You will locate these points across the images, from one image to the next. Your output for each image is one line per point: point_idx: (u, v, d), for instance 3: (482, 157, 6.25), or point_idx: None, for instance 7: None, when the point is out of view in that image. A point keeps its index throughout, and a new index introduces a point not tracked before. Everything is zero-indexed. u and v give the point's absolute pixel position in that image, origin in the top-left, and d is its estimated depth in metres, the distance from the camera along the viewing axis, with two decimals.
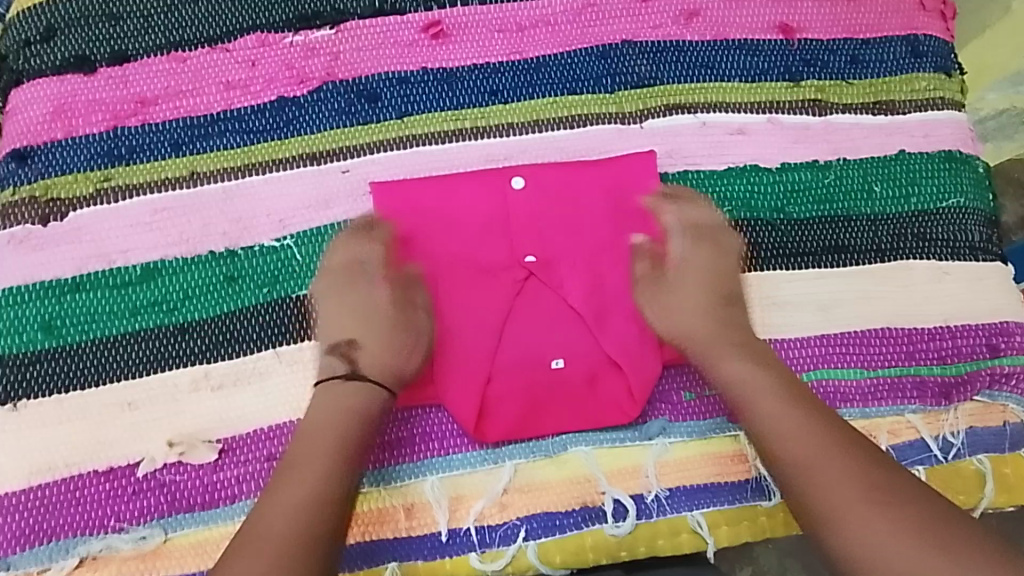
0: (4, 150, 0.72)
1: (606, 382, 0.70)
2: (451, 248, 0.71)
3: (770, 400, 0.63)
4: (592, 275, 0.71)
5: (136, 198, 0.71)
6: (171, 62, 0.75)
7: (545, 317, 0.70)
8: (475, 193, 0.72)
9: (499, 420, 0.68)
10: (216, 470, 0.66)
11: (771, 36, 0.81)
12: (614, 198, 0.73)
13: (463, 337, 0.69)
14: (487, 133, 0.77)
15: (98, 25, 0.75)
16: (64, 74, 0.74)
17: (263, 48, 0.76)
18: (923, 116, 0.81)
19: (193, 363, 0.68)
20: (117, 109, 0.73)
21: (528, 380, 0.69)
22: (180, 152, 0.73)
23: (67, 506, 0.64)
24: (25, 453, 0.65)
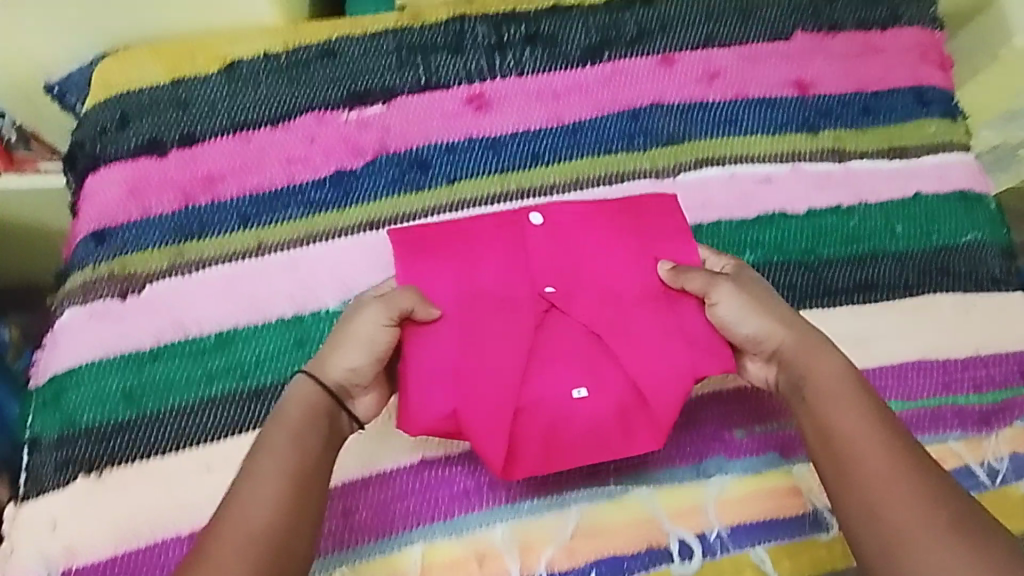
0: (84, 231, 0.77)
1: (632, 414, 0.70)
2: (472, 283, 0.72)
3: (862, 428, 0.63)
4: (614, 309, 0.72)
5: (209, 269, 0.76)
6: (236, 141, 0.81)
7: (567, 350, 0.71)
8: (496, 232, 0.74)
9: (525, 456, 0.68)
10: None
11: (788, 92, 0.87)
12: (632, 233, 0.75)
13: (488, 371, 0.69)
14: (532, 194, 0.82)
15: (167, 111, 0.81)
16: (138, 158, 0.79)
17: (321, 124, 0.82)
18: (936, 159, 0.86)
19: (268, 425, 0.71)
20: (188, 188, 0.79)
21: (554, 415, 0.69)
22: (249, 224, 0.78)
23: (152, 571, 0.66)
24: (112, 519, 0.67)
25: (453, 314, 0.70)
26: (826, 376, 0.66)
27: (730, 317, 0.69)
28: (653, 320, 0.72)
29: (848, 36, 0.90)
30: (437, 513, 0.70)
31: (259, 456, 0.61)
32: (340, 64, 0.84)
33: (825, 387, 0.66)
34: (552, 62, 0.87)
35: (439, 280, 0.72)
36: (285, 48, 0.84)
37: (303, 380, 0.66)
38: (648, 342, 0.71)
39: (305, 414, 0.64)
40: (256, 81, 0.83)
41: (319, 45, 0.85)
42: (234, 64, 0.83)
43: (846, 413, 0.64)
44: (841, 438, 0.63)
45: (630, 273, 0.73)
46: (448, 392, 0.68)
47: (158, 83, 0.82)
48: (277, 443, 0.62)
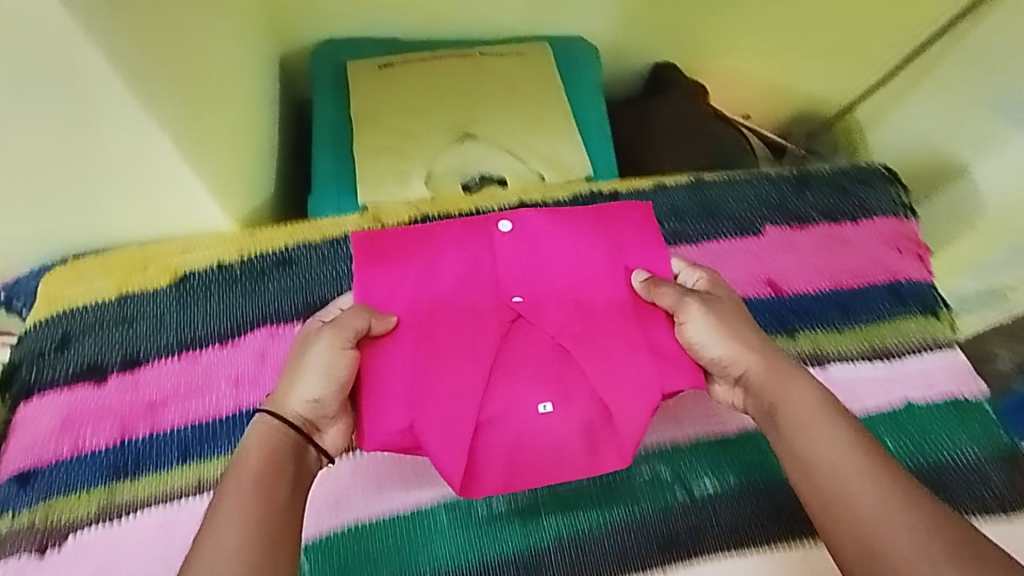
0: (9, 471, 0.72)
1: (598, 431, 0.69)
2: (435, 294, 0.70)
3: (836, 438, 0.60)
4: (583, 322, 0.70)
5: (140, 514, 0.69)
6: (184, 362, 0.76)
7: (532, 363, 0.70)
8: (461, 244, 0.72)
9: (488, 475, 0.68)
10: None
11: (760, 291, 0.84)
12: (604, 242, 0.73)
13: (451, 386, 0.68)
14: None
15: (111, 330, 0.77)
16: (75, 385, 0.75)
17: (273, 340, 0.78)
18: (925, 356, 0.82)
19: None
20: (128, 417, 0.73)
21: (516, 431, 0.69)
22: (189, 458, 0.72)
23: None
24: None
25: (414, 322, 0.69)
26: (802, 403, 0.62)
27: (698, 338, 0.67)
28: (622, 333, 0.70)
29: (817, 229, 0.88)
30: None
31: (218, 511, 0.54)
32: (296, 273, 0.82)
33: (800, 412, 0.62)
34: None
35: (401, 292, 0.70)
36: (240, 256, 0.82)
37: (262, 425, 0.60)
38: (617, 350, 0.70)
39: (267, 456, 0.58)
40: (207, 293, 0.80)
41: (275, 252, 0.83)
42: (186, 277, 0.80)
43: (829, 436, 0.60)
44: (836, 475, 0.58)
45: (598, 282, 0.72)
46: (405, 400, 0.67)
47: (104, 298, 0.79)
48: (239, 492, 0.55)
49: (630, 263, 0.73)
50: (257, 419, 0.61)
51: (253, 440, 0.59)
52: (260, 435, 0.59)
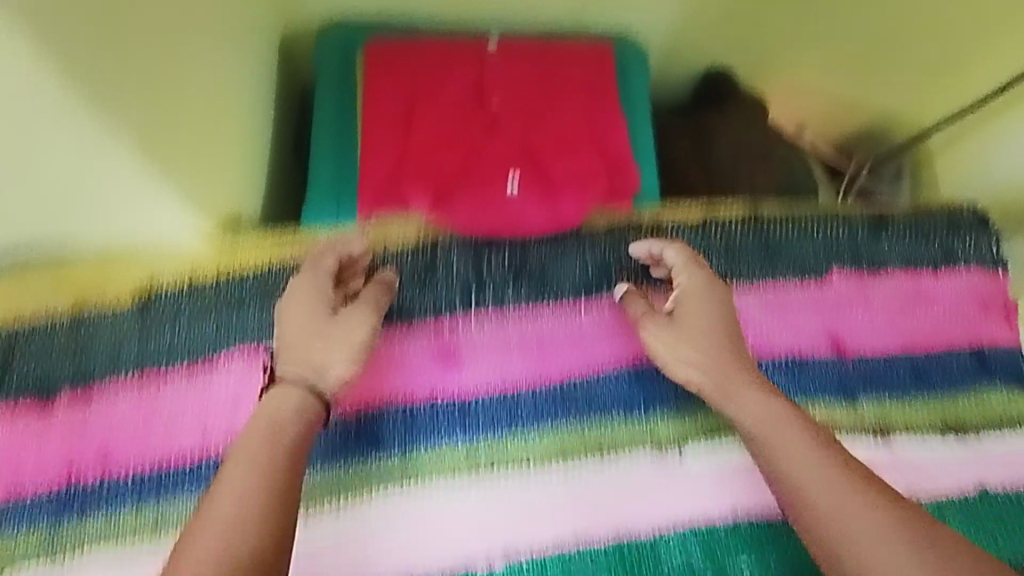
0: None
1: (560, 203, 0.77)
2: (428, 97, 0.82)
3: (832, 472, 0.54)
4: (551, 129, 0.82)
5: (86, 563, 0.61)
6: (142, 393, 0.66)
7: (501, 155, 0.80)
8: (452, 56, 0.83)
9: (455, 223, 0.76)
10: None
11: (820, 350, 0.72)
12: (590, 79, 0.86)
13: (432, 158, 0.79)
14: (507, 475, 0.66)
15: (65, 353, 0.67)
16: (20, 411, 0.65)
17: (248, 377, 0.67)
18: (967, 446, 0.70)
19: None
20: (71, 457, 0.64)
21: (484, 199, 0.77)
22: (138, 510, 0.62)
23: None
24: None
25: (402, 116, 0.81)
26: (758, 412, 0.60)
27: (666, 351, 0.66)
28: (582, 140, 0.82)
29: (892, 276, 0.76)
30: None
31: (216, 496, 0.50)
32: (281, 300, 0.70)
33: (769, 420, 0.59)
34: (539, 303, 0.72)
35: (400, 87, 0.82)
36: (217, 275, 0.71)
37: (278, 392, 0.58)
38: (578, 159, 0.80)
39: (294, 420, 0.56)
40: (176, 317, 0.69)
41: (259, 275, 0.72)
42: (153, 294, 0.70)
43: (826, 481, 0.54)
44: (828, 518, 0.52)
45: (569, 109, 0.83)
46: (392, 177, 0.79)
47: (58, 312, 0.68)
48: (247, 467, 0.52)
49: (600, 99, 0.85)
50: (281, 391, 0.58)
51: (268, 410, 0.56)
52: (281, 407, 0.57)
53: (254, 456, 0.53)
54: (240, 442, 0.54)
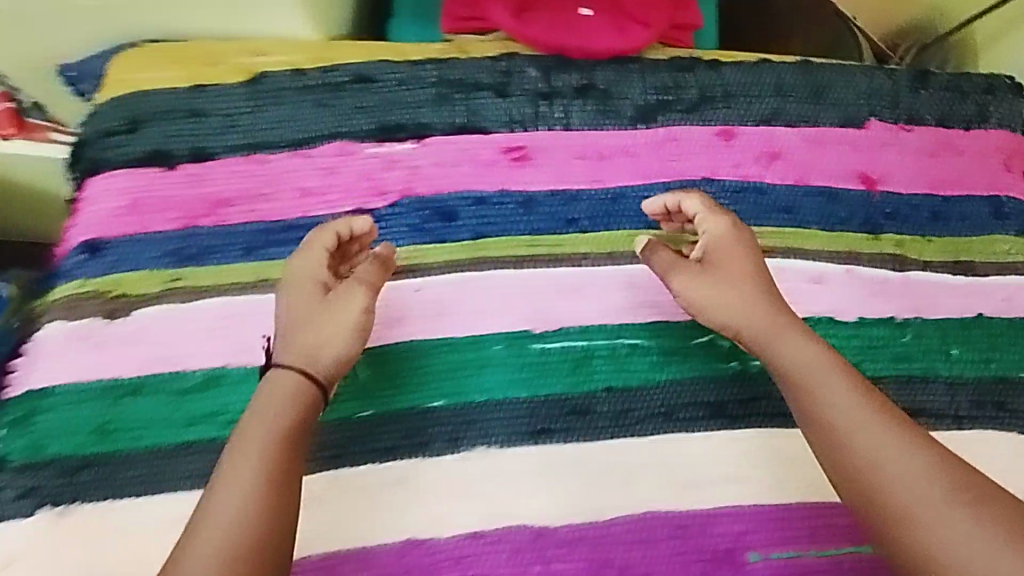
0: (78, 240, 0.72)
1: (627, 25, 0.83)
2: None
3: (842, 389, 0.62)
4: None
5: (207, 297, 0.70)
6: (249, 161, 0.75)
7: None
8: None
9: (531, 33, 0.81)
10: None
11: (853, 185, 0.80)
12: None
13: None
14: (562, 262, 0.75)
15: (181, 122, 0.76)
16: (144, 167, 0.74)
17: (344, 156, 0.76)
18: (963, 280, 0.78)
19: None
20: (188, 208, 0.72)
21: (558, 15, 0.82)
22: (250, 258, 0.72)
23: None
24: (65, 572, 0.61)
25: None
26: (799, 354, 0.65)
27: (699, 296, 0.69)
28: None
29: (926, 130, 0.82)
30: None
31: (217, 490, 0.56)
32: (374, 92, 0.78)
33: (805, 362, 0.64)
34: (603, 118, 0.80)
35: None
36: (316, 66, 0.79)
37: (278, 375, 0.62)
38: None
39: (298, 386, 0.61)
40: (279, 99, 0.77)
41: (353, 69, 0.79)
42: (260, 77, 0.78)
43: (872, 421, 0.60)
44: (866, 463, 0.58)
45: None
46: None
47: (177, 87, 0.77)
48: (240, 468, 0.56)
49: None
50: (278, 378, 0.62)
51: (264, 399, 0.60)
52: (275, 391, 0.61)
53: (264, 416, 0.59)
54: (239, 433, 0.59)
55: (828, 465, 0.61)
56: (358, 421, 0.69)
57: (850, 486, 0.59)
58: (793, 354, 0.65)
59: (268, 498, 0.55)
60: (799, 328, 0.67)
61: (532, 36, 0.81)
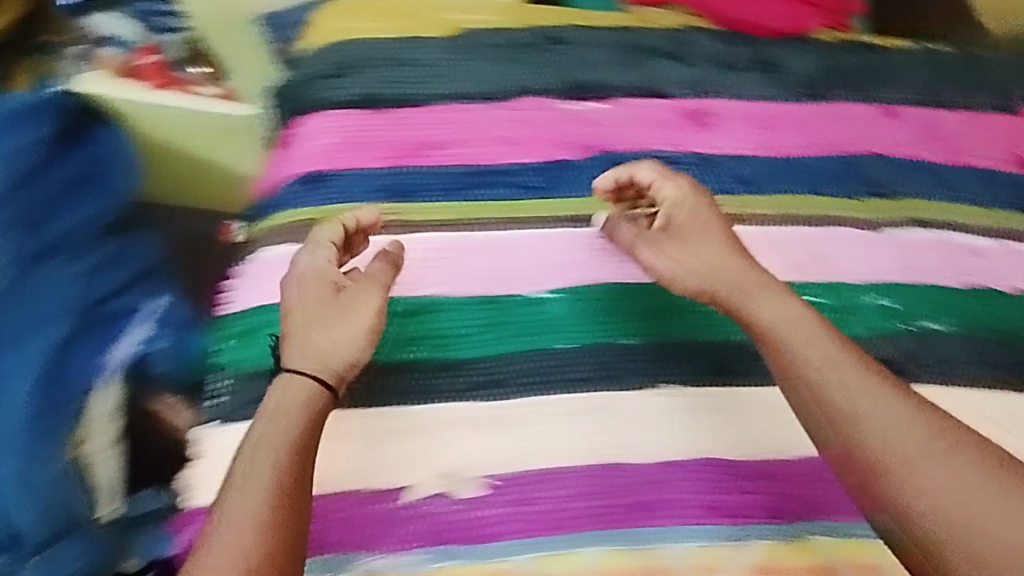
0: (295, 172, 0.77)
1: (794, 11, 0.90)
2: None
3: (821, 346, 0.58)
4: None
5: (418, 231, 0.74)
6: (451, 108, 0.79)
7: None
8: None
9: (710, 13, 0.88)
10: (479, 507, 0.63)
11: (1007, 167, 0.83)
12: None
13: None
14: (747, 220, 0.75)
15: (387, 69, 0.81)
16: (354, 108, 0.79)
17: (537, 110, 0.79)
18: None
19: (467, 399, 0.68)
20: (395, 149, 0.77)
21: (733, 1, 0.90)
22: (452, 198, 0.75)
23: (335, 521, 0.62)
24: None
25: None
26: (776, 309, 0.62)
27: (669, 264, 0.69)
28: None
29: None
30: (548, 524, 0.62)
31: (227, 507, 0.53)
32: (565, 52, 0.82)
33: (782, 318, 0.61)
34: (777, 88, 0.83)
35: None
36: (515, 27, 0.84)
37: (283, 385, 0.60)
38: None
39: (299, 399, 0.59)
40: (477, 54, 0.82)
41: (545, 32, 0.84)
42: (462, 37, 0.84)
43: (850, 376, 0.56)
44: (896, 455, 0.52)
45: None
46: None
47: (384, 38, 0.83)
48: (250, 479, 0.54)
49: None
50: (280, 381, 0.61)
51: (266, 414, 0.58)
52: (284, 401, 0.59)
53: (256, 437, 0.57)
54: (243, 446, 0.57)
55: (830, 445, 0.56)
56: (552, 354, 0.70)
57: (841, 453, 0.55)
58: (777, 311, 0.62)
59: (277, 510, 0.52)
60: (781, 289, 0.64)
61: (709, 17, 0.88)
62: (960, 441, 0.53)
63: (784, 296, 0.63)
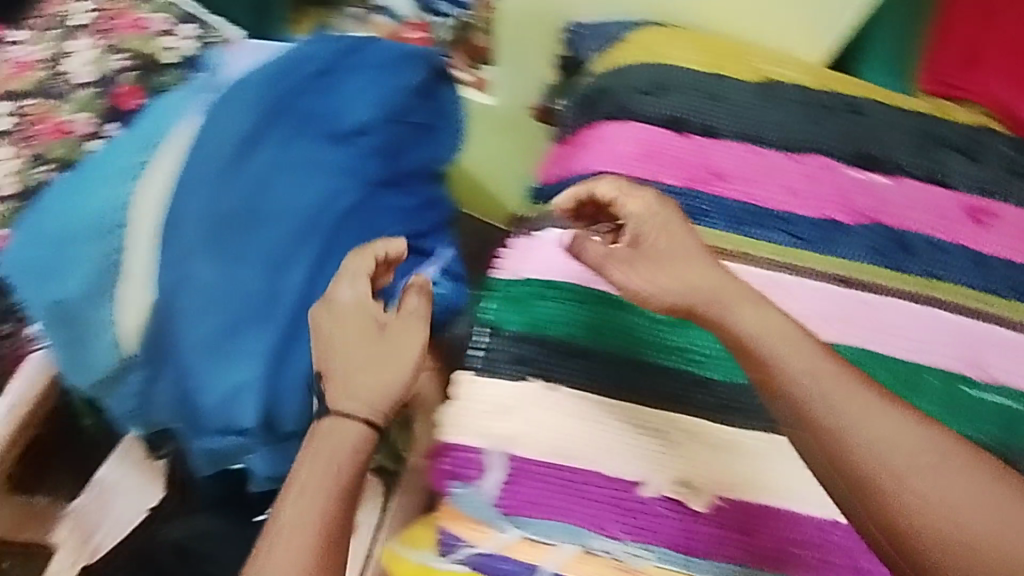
0: (595, 168, 0.84)
1: None
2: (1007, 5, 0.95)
3: (805, 355, 0.57)
4: None
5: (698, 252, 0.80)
6: (750, 149, 0.85)
7: None
8: None
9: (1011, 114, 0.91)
10: (708, 522, 0.70)
11: None
12: None
13: (998, 60, 0.94)
14: (1010, 325, 0.77)
15: (699, 99, 0.86)
16: (662, 127, 0.85)
17: (826, 170, 0.85)
18: None
19: (661, 406, 0.75)
20: (692, 172, 0.83)
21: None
22: (736, 231, 0.82)
23: (582, 496, 0.71)
24: (559, 433, 0.74)
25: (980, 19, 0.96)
26: (757, 318, 0.60)
27: (642, 283, 0.66)
28: None
29: None
30: (768, 557, 0.69)
31: (287, 507, 0.57)
32: (863, 124, 0.87)
33: (768, 331, 0.59)
34: None
35: None
36: (822, 88, 0.88)
37: (334, 423, 0.61)
38: None
39: (335, 442, 0.60)
40: (783, 105, 0.87)
41: (848, 99, 0.88)
42: (772, 84, 0.88)
43: (832, 387, 0.55)
44: (866, 442, 0.52)
45: None
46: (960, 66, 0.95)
47: (701, 69, 0.88)
48: (308, 493, 0.57)
49: None
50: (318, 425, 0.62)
51: (318, 444, 0.60)
52: (336, 444, 0.60)
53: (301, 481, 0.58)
54: (298, 468, 0.59)
55: (867, 520, 0.52)
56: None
57: (885, 529, 0.51)
58: (757, 322, 0.60)
59: (338, 516, 0.57)
60: (754, 296, 0.62)
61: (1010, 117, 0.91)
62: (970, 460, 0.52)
63: (744, 306, 0.61)
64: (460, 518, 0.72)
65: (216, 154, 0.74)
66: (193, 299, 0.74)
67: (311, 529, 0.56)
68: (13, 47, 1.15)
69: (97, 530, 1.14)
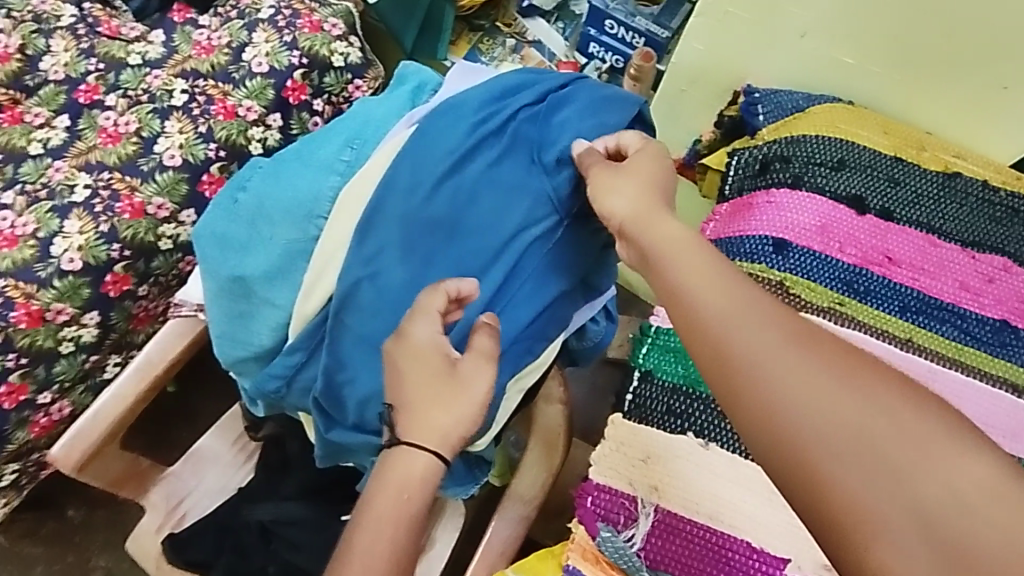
0: (768, 232, 0.84)
1: None
2: None
3: (684, 256, 0.59)
4: None
5: (865, 333, 0.79)
6: (926, 238, 0.84)
7: None
8: None
9: None
10: None
11: None
12: None
13: None
14: None
15: (878, 181, 0.86)
16: (839, 203, 0.85)
17: (1005, 272, 0.83)
18: None
19: None
20: (868, 253, 0.83)
21: None
22: (906, 317, 0.80)
23: (721, 561, 0.70)
24: (706, 493, 0.72)
25: None
26: (664, 234, 0.62)
27: (600, 188, 0.69)
28: None
29: None
30: None
31: (358, 533, 0.63)
32: None
33: (665, 240, 0.61)
34: None
35: None
36: (1005, 188, 0.88)
37: (404, 454, 0.65)
38: None
39: (410, 468, 0.64)
40: (964, 200, 0.86)
41: None
42: (952, 177, 0.88)
43: (723, 299, 0.55)
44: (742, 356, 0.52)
45: None
46: None
47: (881, 153, 0.89)
48: (378, 523, 0.62)
49: None
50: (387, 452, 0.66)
51: (390, 476, 0.64)
52: (401, 484, 0.64)
53: (378, 506, 0.63)
54: (371, 493, 0.64)
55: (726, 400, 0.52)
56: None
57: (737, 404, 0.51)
58: (655, 232, 0.62)
59: (410, 535, 0.63)
60: (652, 200, 0.65)
61: None
62: (812, 335, 0.53)
63: (668, 220, 0.63)
64: (598, 561, 0.71)
65: (430, 167, 0.77)
66: (376, 296, 0.75)
67: (383, 551, 0.62)
68: (200, 30, 1.23)
69: (187, 498, 1.16)
